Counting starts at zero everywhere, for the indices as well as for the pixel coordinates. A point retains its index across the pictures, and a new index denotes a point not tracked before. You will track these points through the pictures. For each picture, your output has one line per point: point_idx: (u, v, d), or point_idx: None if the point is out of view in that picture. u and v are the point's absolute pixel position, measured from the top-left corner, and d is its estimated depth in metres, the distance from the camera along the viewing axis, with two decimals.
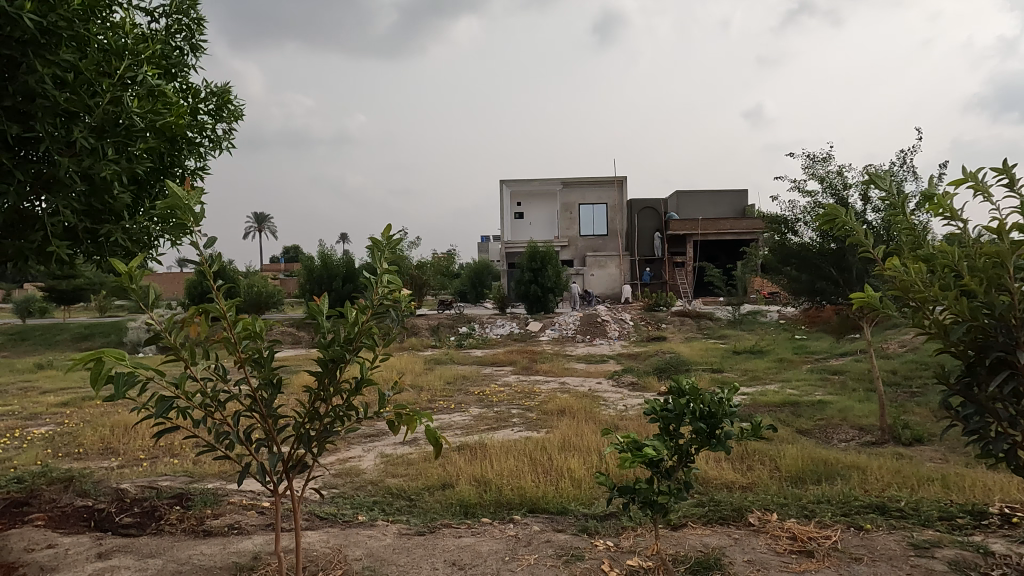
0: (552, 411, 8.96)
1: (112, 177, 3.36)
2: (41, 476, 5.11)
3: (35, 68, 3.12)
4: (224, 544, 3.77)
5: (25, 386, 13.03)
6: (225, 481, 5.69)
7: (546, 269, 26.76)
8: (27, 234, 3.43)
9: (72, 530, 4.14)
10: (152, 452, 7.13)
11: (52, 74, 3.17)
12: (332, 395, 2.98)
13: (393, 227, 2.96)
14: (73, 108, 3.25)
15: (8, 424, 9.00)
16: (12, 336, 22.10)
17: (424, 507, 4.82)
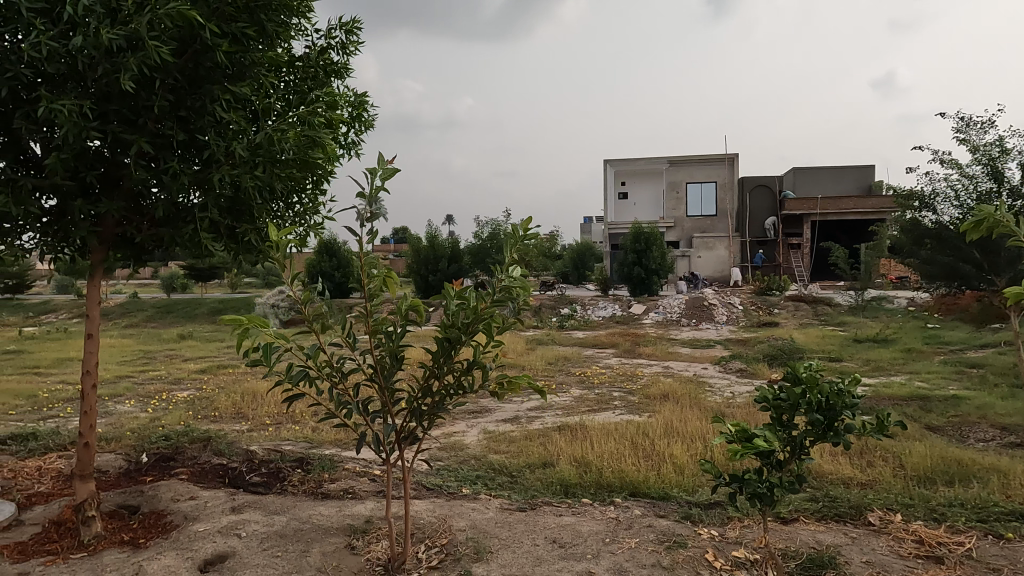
0: (655, 395, 8.80)
1: (257, 186, 3.74)
2: (184, 435, 5.68)
3: (213, 93, 3.62)
4: (340, 507, 4.02)
5: (169, 353, 14.50)
6: (341, 448, 6.09)
7: (651, 250, 26.17)
8: (179, 224, 3.83)
9: (210, 484, 4.58)
10: (276, 418, 7.72)
11: (225, 96, 3.66)
12: (444, 374, 3.09)
13: (531, 219, 3.05)
14: (238, 125, 3.68)
15: (156, 388, 10.06)
16: (159, 309, 24.54)
17: (526, 484, 4.91)
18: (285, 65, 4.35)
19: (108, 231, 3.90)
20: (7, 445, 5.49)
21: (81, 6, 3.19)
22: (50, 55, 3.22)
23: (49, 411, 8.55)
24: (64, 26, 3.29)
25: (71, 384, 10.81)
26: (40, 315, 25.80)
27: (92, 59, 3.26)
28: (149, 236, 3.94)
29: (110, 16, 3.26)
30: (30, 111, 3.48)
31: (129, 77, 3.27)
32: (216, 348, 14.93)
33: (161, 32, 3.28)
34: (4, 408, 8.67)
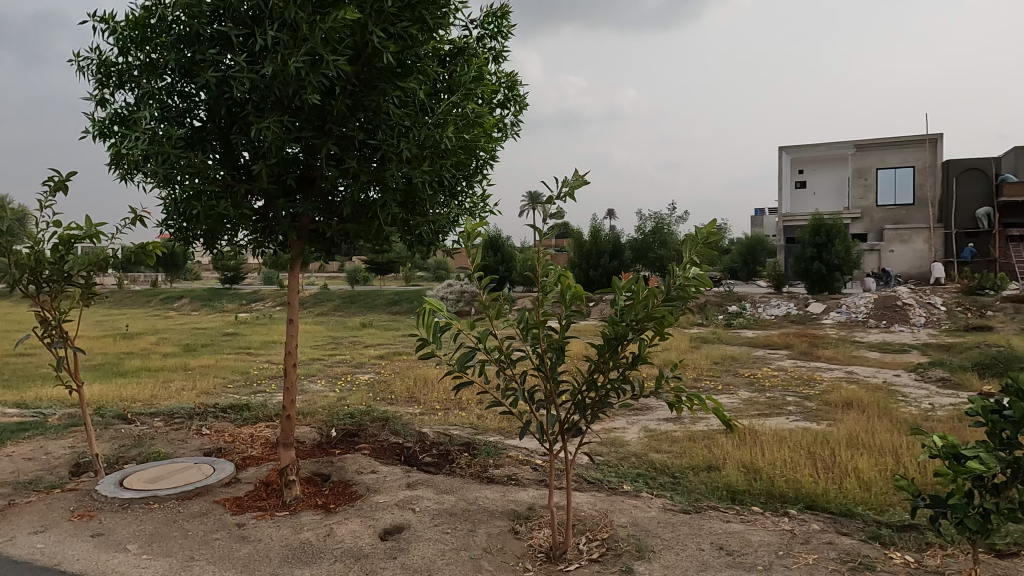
0: (836, 402, 8.05)
1: (426, 178, 4.00)
2: (366, 415, 6.22)
3: (385, 94, 3.97)
4: (504, 492, 4.16)
5: (354, 340, 15.98)
6: (504, 436, 6.30)
7: (833, 244, 23.96)
8: (362, 219, 4.19)
9: (389, 460, 4.98)
10: (445, 404, 8.19)
11: (395, 96, 3.98)
12: (610, 368, 3.08)
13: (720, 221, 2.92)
14: (406, 123, 3.97)
15: (343, 371, 11.14)
16: (345, 299, 27.15)
17: (689, 486, 4.73)
18: (447, 57, 4.57)
19: (304, 227, 4.36)
20: (228, 413, 6.41)
21: (270, 33, 3.64)
22: (251, 76, 3.69)
23: (258, 386, 9.83)
24: (262, 49, 3.74)
25: (275, 364, 12.32)
26: (251, 303, 29.73)
27: (284, 78, 3.68)
28: (338, 231, 4.35)
29: (296, 36, 3.67)
30: (240, 125, 4.00)
31: (314, 90, 3.68)
32: (393, 336, 16.20)
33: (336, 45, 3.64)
34: (225, 382, 10.11)
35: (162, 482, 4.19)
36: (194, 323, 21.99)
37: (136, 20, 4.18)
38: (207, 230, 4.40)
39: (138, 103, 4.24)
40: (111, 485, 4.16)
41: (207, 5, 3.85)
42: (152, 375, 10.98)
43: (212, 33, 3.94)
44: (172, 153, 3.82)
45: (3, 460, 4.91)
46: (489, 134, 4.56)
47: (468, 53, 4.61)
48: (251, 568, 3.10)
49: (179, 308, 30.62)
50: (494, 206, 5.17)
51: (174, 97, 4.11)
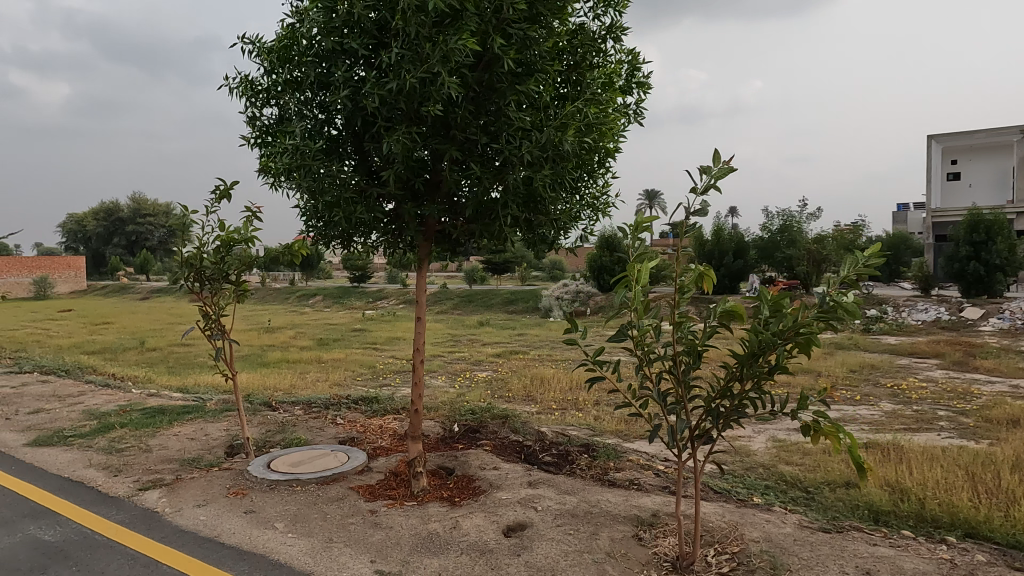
0: (999, 420, 7.18)
1: (547, 180, 4.01)
2: (486, 412, 6.35)
3: (506, 97, 4.02)
4: (626, 497, 4.09)
5: (471, 338, 16.42)
6: (623, 439, 6.20)
7: (993, 242, 21.45)
8: (486, 220, 4.27)
9: (509, 458, 5.05)
10: (562, 404, 8.19)
11: (516, 99, 4.01)
12: (747, 378, 2.95)
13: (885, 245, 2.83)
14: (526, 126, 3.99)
15: (462, 368, 11.47)
16: (463, 298, 27.94)
17: (827, 503, 4.40)
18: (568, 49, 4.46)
19: (432, 229, 4.52)
20: (359, 405, 6.79)
21: (394, 59, 3.80)
22: (380, 89, 3.87)
23: (384, 380, 10.33)
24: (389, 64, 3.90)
25: (399, 360, 12.91)
26: (377, 300, 31.38)
27: (411, 90, 3.82)
28: (463, 232, 4.47)
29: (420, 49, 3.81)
30: (372, 133, 4.21)
31: (438, 105, 3.81)
32: (509, 335, 16.45)
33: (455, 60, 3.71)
34: (354, 375, 10.74)
35: (303, 466, 4.51)
36: (326, 319, 23.55)
37: (280, 41, 4.52)
38: (344, 233, 4.67)
39: (283, 117, 4.59)
40: (260, 466, 4.54)
41: (341, 22, 4.08)
42: (291, 366, 11.87)
43: (345, 48, 4.17)
44: (313, 164, 4.09)
45: (171, 439, 5.50)
46: (612, 130, 4.44)
47: (589, 43, 4.45)
48: (384, 554, 3.25)
49: (313, 304, 32.94)
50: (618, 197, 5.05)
51: (314, 110, 4.40)
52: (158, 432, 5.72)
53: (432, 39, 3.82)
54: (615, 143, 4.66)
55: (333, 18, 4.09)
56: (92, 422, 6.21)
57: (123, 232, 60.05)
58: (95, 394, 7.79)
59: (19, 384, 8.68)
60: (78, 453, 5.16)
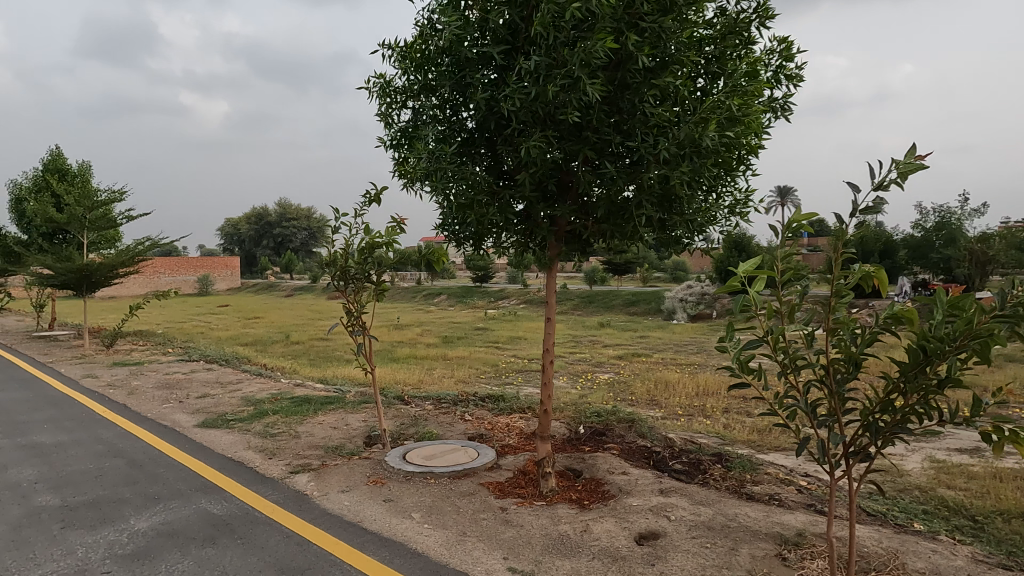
0: None
1: (686, 177, 3.89)
2: (612, 414, 6.26)
3: (640, 94, 3.93)
4: (767, 512, 3.85)
5: (592, 339, 16.31)
6: (757, 449, 5.87)
7: None
8: (619, 219, 4.21)
9: (638, 463, 4.94)
10: (688, 410, 7.91)
11: (651, 95, 3.92)
12: (911, 390, 2.67)
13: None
14: (662, 123, 3.90)
15: (584, 369, 11.41)
16: (583, 299, 27.85)
17: (1003, 535, 3.90)
18: (707, 42, 4.29)
19: (562, 229, 4.52)
20: (486, 402, 6.94)
21: (531, 57, 3.85)
22: (514, 92, 3.92)
23: (507, 379, 10.50)
24: (524, 66, 3.96)
25: (520, 359, 13.08)
26: (498, 300, 32.05)
27: (545, 93, 3.84)
28: (594, 232, 4.44)
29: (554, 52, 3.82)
30: (505, 136, 4.28)
31: (572, 105, 3.81)
32: (631, 337, 16.17)
33: (594, 64, 3.67)
34: (478, 373, 11.02)
35: (436, 460, 4.67)
36: (450, 318, 24.37)
37: (416, 48, 4.71)
38: (475, 233, 4.79)
39: (418, 121, 4.78)
40: (397, 458, 4.76)
41: (476, 29, 4.18)
42: (419, 363, 12.39)
43: (480, 53, 4.27)
44: (448, 169, 4.24)
45: (316, 427, 5.92)
46: (755, 125, 4.21)
47: (731, 35, 4.25)
48: (517, 552, 3.29)
49: (438, 303, 34.28)
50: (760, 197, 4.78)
51: (448, 114, 4.55)
52: (305, 420, 6.18)
53: (568, 40, 3.83)
54: (759, 138, 4.40)
55: (468, 25, 4.20)
56: (249, 408, 6.83)
57: (270, 235, 65.74)
58: (250, 383, 8.57)
59: (189, 371, 9.74)
60: (239, 436, 5.68)
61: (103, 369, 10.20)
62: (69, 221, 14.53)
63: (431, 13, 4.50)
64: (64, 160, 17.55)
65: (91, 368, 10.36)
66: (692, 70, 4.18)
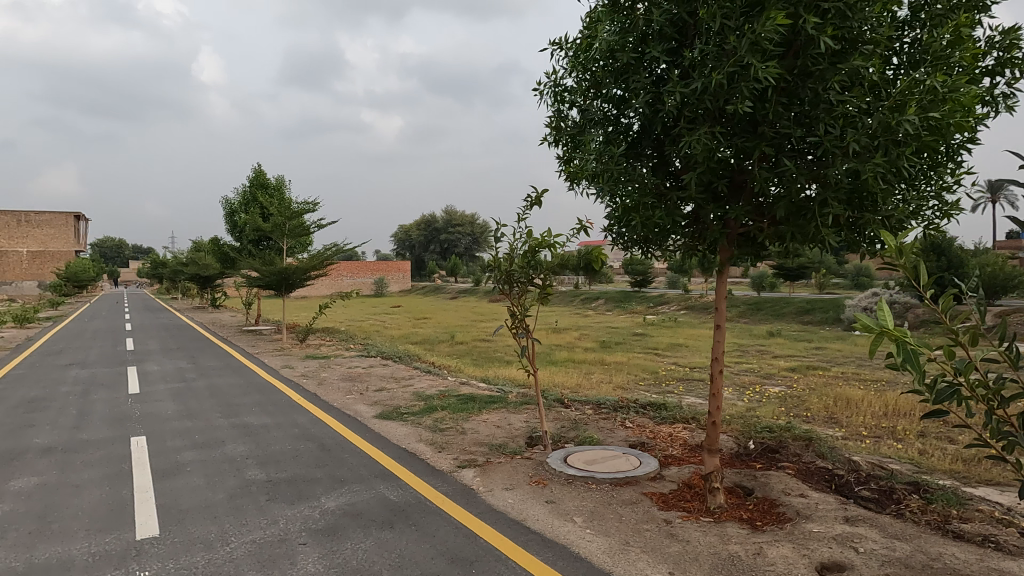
0: None
1: (879, 171, 3.52)
2: (786, 431, 5.82)
3: (824, 81, 3.63)
4: (981, 556, 3.33)
5: (760, 349, 15.30)
6: (964, 481, 5.13)
7: None
8: (800, 219, 3.91)
9: (817, 486, 4.53)
10: (875, 431, 7.12)
11: (837, 82, 3.60)
12: None
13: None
14: (851, 112, 3.56)
15: (751, 380, 10.73)
16: (750, 306, 26.26)
17: None
18: (904, 21, 3.86)
19: (734, 232, 4.28)
20: (647, 410, 6.78)
21: (700, 50, 3.71)
22: (681, 87, 3.81)
23: (668, 387, 10.19)
24: (693, 60, 3.83)
25: (681, 367, 12.62)
26: (657, 305, 31.27)
27: (714, 89, 3.69)
28: (770, 235, 4.14)
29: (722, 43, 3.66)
30: (672, 136, 4.16)
31: (745, 97, 3.61)
32: (805, 348, 14.93)
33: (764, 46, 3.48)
34: (637, 379, 10.82)
35: (597, 465, 4.65)
36: (609, 323, 24.17)
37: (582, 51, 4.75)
38: (641, 236, 4.70)
39: (584, 123, 4.82)
40: (558, 460, 4.80)
41: (642, 27, 4.11)
42: (577, 367, 12.43)
43: (646, 52, 4.19)
44: (614, 171, 4.22)
45: (481, 424, 6.16)
46: (967, 110, 3.70)
47: (935, 10, 3.78)
48: (682, 568, 3.16)
49: (596, 308, 34.19)
50: (973, 193, 4.18)
51: (614, 115, 4.52)
52: (470, 417, 6.46)
53: (741, 30, 3.64)
54: (971, 123, 3.86)
55: (634, 24, 4.14)
56: (421, 403, 7.29)
57: (437, 241, 69.83)
58: (421, 379, 9.15)
59: (368, 366, 10.64)
60: (411, 428, 6.08)
61: (298, 361, 11.47)
62: (272, 230, 16.60)
63: (597, 14, 4.53)
64: (268, 176, 20.06)
65: (288, 360, 11.69)
66: (886, 52, 3.77)
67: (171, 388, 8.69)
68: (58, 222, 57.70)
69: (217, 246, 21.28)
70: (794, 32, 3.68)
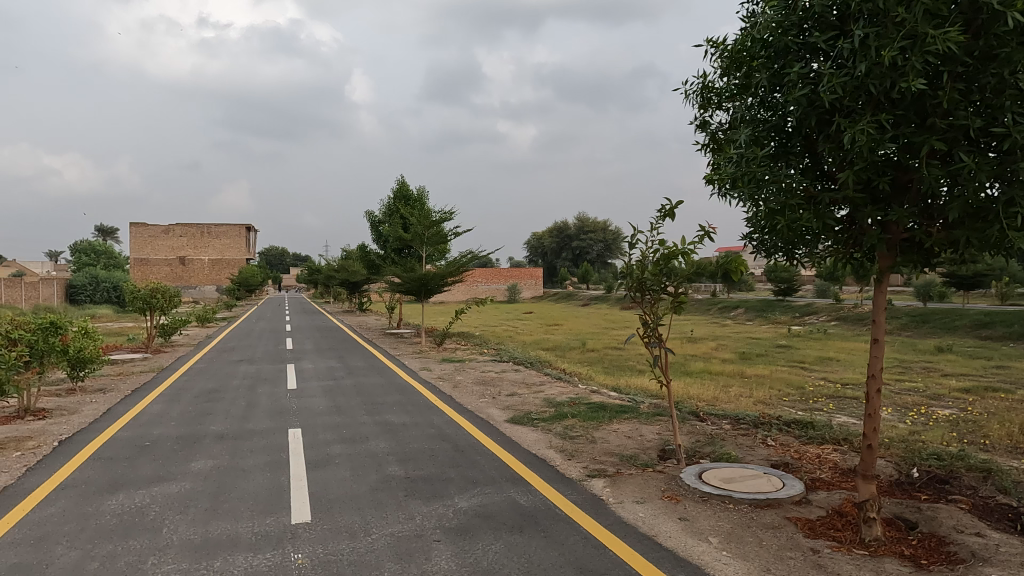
0: None
1: None
2: (959, 459, 5.17)
3: (1012, 63, 3.24)
4: None
5: (927, 366, 13.74)
6: None
7: None
8: (978, 221, 3.48)
9: (998, 526, 3.97)
10: None
11: None
12: None
13: None
14: None
15: (915, 400, 9.67)
16: (914, 318, 23.69)
17: None
18: None
19: (896, 237, 3.90)
20: (792, 428, 6.33)
21: (861, 33, 3.44)
22: (835, 75, 3.57)
23: (816, 404, 9.45)
24: (853, 47, 3.57)
25: (832, 383, 11.65)
26: (804, 316, 29.12)
27: (879, 72, 3.43)
28: (942, 239, 3.75)
29: (891, 24, 3.40)
30: (826, 132, 3.88)
31: (916, 80, 3.30)
32: (983, 367, 13.18)
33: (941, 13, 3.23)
34: (780, 394, 10.14)
35: (735, 484, 4.41)
36: (749, 333, 22.90)
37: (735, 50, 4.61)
38: (787, 244, 4.43)
39: (732, 124, 4.66)
40: (692, 476, 4.62)
41: (795, 18, 3.89)
42: (714, 379, 11.88)
43: (800, 44, 3.96)
44: (759, 171, 4.01)
45: (612, 434, 6.08)
46: None
47: None
48: None
49: (735, 317, 32.54)
50: None
51: (763, 113, 4.32)
52: (600, 426, 6.40)
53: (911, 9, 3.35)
54: None
55: (786, 15, 3.94)
56: (551, 409, 7.34)
57: (569, 247, 70.02)
58: (552, 385, 9.22)
59: (500, 370, 10.90)
60: (542, 434, 6.13)
61: (435, 363, 11.98)
62: (413, 239, 17.56)
63: (751, 10, 4.38)
64: (410, 188, 21.23)
65: (426, 362, 12.27)
66: None
67: (323, 386, 9.42)
68: (233, 233, 64.76)
69: (364, 253, 22.82)
70: (977, 9, 3.32)
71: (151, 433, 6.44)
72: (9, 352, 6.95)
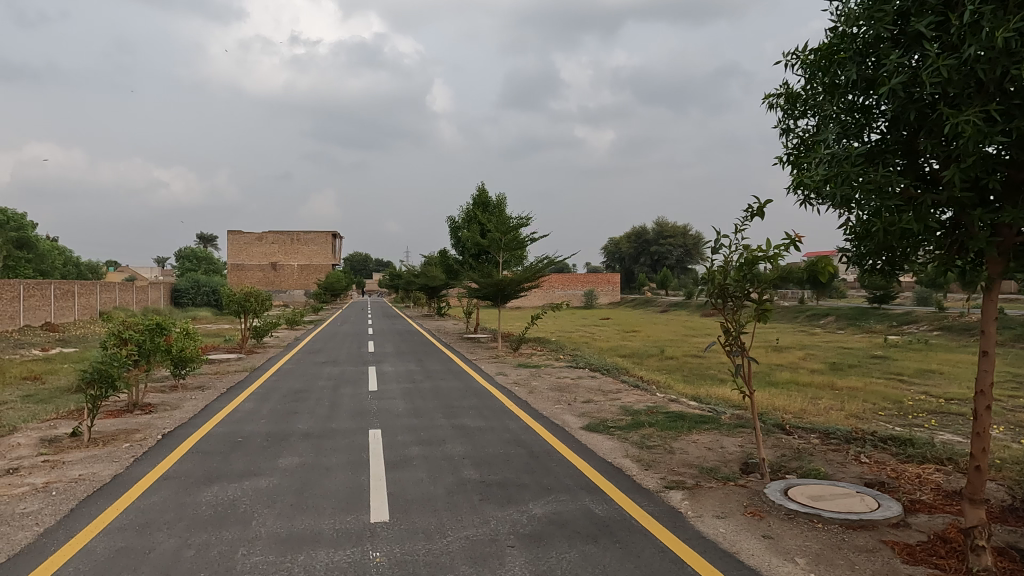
0: None
1: None
2: None
3: None
4: None
5: None
6: None
7: None
8: None
9: None
10: None
11: None
12: None
13: None
14: None
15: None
16: None
17: None
18: None
19: (1008, 241, 3.60)
20: (888, 445, 5.93)
21: (970, 18, 3.22)
22: (941, 64, 3.35)
23: (916, 419, 8.81)
24: (961, 34, 3.35)
25: (934, 397, 10.83)
26: (902, 325, 27.28)
27: (991, 58, 3.20)
28: None
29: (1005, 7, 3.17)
30: (927, 127, 3.64)
31: None
32: None
33: None
34: (875, 408, 9.52)
35: (824, 503, 4.16)
36: (842, 343, 21.66)
37: (824, 49, 4.43)
38: (882, 249, 4.16)
39: (821, 126, 4.45)
40: (777, 492, 4.40)
41: (892, 9, 3.70)
42: (802, 390, 11.32)
43: (898, 36, 3.76)
44: (852, 170, 3.79)
45: (691, 445, 5.90)
46: None
47: None
48: None
49: (825, 326, 30.92)
50: None
51: (855, 113, 4.11)
52: (679, 437, 6.22)
53: None
54: None
55: (883, 6, 3.75)
56: (628, 417, 7.21)
57: (648, 252, 68.77)
58: (629, 393, 9.06)
59: (576, 377, 10.82)
60: (618, 443, 6.02)
61: (511, 369, 12.04)
62: (491, 244, 17.77)
63: (841, 5, 4.18)
64: (489, 194, 21.51)
65: (502, 367, 12.35)
66: None
67: (402, 388, 9.65)
68: (320, 240, 67.65)
69: (444, 259, 23.27)
70: None
71: (243, 430, 6.80)
72: (120, 351, 7.54)
